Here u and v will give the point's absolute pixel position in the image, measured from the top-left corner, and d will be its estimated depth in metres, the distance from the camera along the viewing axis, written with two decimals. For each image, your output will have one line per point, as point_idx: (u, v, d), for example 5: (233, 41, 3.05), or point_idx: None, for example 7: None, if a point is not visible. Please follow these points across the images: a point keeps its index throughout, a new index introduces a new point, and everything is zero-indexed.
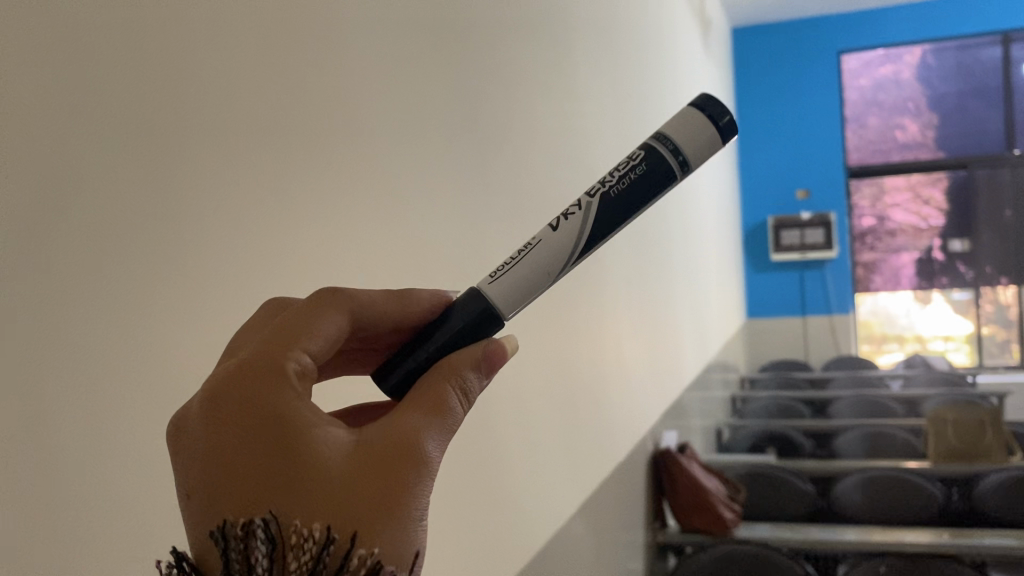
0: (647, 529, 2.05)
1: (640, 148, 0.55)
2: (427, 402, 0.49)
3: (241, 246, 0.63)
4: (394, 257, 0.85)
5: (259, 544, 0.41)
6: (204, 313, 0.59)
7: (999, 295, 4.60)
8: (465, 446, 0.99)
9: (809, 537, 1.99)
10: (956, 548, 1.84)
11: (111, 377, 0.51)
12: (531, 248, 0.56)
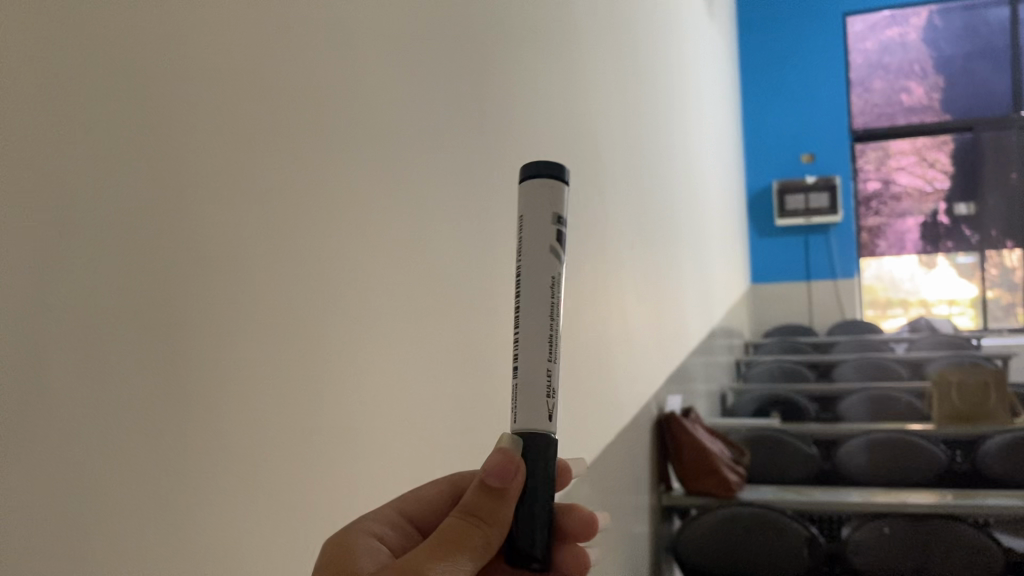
0: (650, 492, 2.05)
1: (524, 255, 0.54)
2: (444, 529, 0.50)
3: (296, 241, 0.61)
4: (421, 244, 0.84)
5: None
6: (260, 280, 0.57)
7: (1004, 258, 4.55)
8: (484, 411, 0.98)
9: (813, 500, 2.00)
10: (962, 509, 1.85)
11: (177, 348, 0.48)
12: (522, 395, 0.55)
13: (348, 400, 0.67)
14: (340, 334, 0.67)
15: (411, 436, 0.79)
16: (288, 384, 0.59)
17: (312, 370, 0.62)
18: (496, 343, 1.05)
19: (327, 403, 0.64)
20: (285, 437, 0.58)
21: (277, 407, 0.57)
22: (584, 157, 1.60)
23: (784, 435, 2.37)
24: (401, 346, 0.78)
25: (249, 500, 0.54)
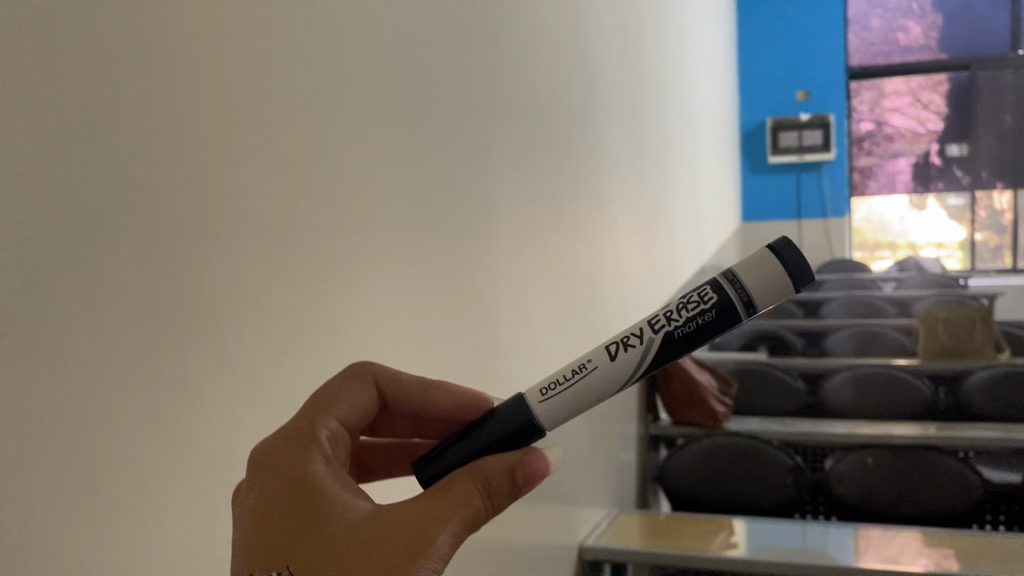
0: (638, 422, 2.09)
1: (713, 292, 0.55)
2: (446, 494, 0.54)
3: (211, 176, 0.65)
4: (361, 172, 0.87)
5: None
6: (155, 196, 0.59)
7: (994, 200, 4.41)
8: (437, 334, 1.02)
9: (796, 431, 2.04)
10: (941, 440, 1.89)
11: (51, 252, 0.51)
12: (588, 371, 0.58)
13: (261, 312, 0.71)
14: (259, 259, 0.71)
15: (347, 353, 0.83)
16: (200, 308, 0.64)
17: (222, 294, 0.66)
18: (456, 266, 1.08)
19: (233, 315, 0.67)
20: (193, 359, 0.63)
21: (196, 323, 0.63)
22: (576, 89, 1.59)
23: (771, 369, 2.39)
24: (336, 265, 0.82)
25: (139, 401, 0.58)
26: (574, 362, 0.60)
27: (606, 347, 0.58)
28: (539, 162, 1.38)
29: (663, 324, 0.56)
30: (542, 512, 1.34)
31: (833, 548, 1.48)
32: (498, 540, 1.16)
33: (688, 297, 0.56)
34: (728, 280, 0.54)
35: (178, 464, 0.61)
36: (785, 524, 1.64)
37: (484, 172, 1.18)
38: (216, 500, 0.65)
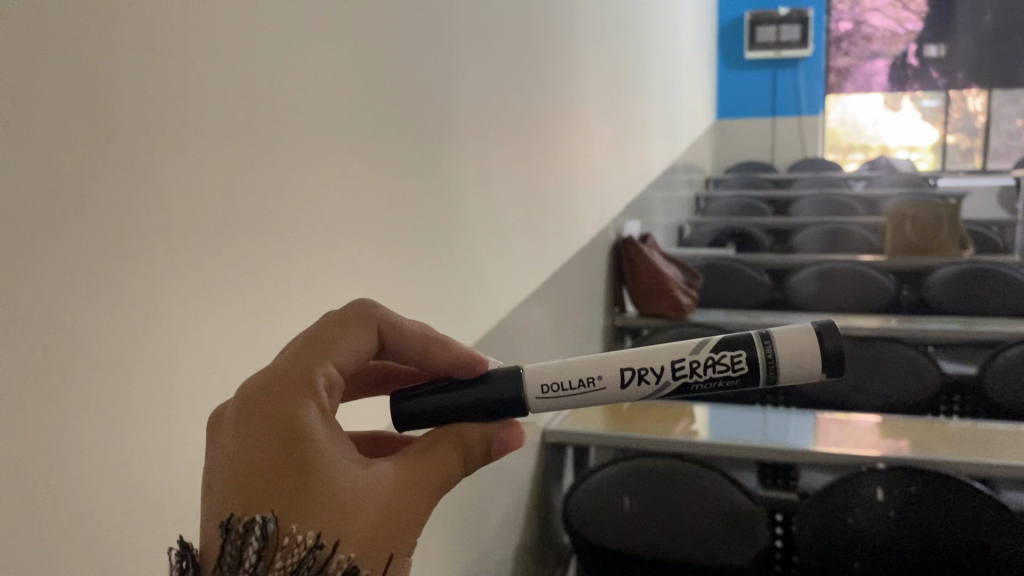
0: (605, 313, 2.07)
1: (747, 362, 0.52)
2: (427, 455, 0.51)
3: (146, 32, 0.58)
4: (317, 40, 0.80)
5: (253, 542, 0.44)
6: (88, 61, 0.53)
7: (967, 102, 4.64)
8: (400, 218, 0.98)
9: (760, 322, 2.05)
10: (898, 332, 1.92)
11: None
12: (592, 390, 0.54)
13: (212, 195, 0.65)
14: (213, 132, 0.65)
15: (306, 235, 0.78)
16: (146, 189, 0.58)
17: (171, 163, 0.61)
18: (419, 148, 1.02)
19: (183, 197, 0.62)
20: (146, 238, 0.58)
21: (142, 205, 0.58)
22: None
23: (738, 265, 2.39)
24: (291, 143, 0.76)
25: (77, 287, 0.52)
26: (581, 369, 0.54)
27: (620, 372, 0.53)
28: (504, 39, 1.31)
29: (687, 373, 0.53)
30: None
31: (789, 434, 1.50)
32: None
33: (718, 355, 0.53)
34: (762, 345, 0.52)
35: (134, 348, 0.57)
36: (740, 411, 1.66)
37: (445, 45, 1.10)
38: (171, 394, 0.61)
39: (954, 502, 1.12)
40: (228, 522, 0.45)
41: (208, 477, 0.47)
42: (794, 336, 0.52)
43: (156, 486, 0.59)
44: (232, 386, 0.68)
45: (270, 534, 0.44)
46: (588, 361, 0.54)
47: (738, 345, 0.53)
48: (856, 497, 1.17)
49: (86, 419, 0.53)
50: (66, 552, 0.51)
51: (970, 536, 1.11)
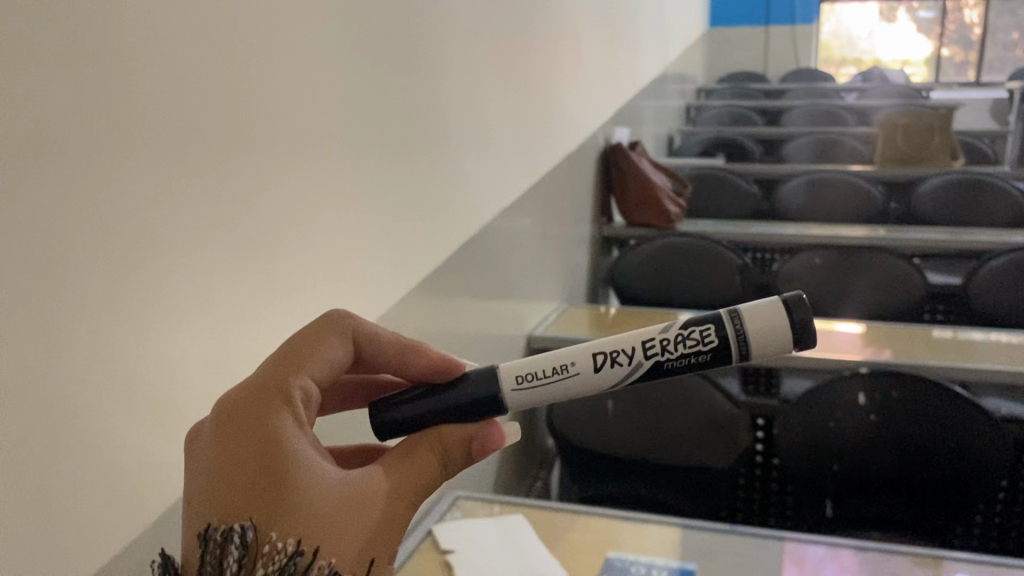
0: (592, 222, 2.06)
1: (716, 335, 0.50)
2: (408, 458, 0.49)
3: None
4: None
5: (233, 549, 0.43)
6: None
7: (965, 14, 4.54)
8: (397, 118, 0.95)
9: (749, 231, 2.05)
10: (886, 241, 1.92)
11: None
12: (567, 376, 0.51)
13: (205, 89, 0.62)
14: (205, 21, 0.62)
15: (303, 135, 0.75)
16: (136, 81, 0.55)
17: (162, 54, 0.57)
18: (414, 44, 0.99)
19: (174, 91, 0.59)
20: (139, 136, 0.56)
21: (132, 98, 0.55)
22: None
23: (727, 174, 2.37)
24: (287, 37, 0.72)
25: (67, 180, 0.50)
26: (553, 357, 0.52)
27: (591, 357, 0.51)
28: None
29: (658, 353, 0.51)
30: (493, 311, 1.33)
31: None
32: (452, 335, 1.13)
33: (687, 331, 0.51)
34: (730, 317, 0.50)
35: (132, 252, 0.55)
36: None
37: None
38: (170, 300, 0.59)
39: (937, 404, 1.14)
40: (206, 531, 0.43)
41: (187, 493, 0.46)
42: (761, 308, 0.50)
43: (152, 396, 0.58)
44: (227, 290, 0.66)
45: (251, 541, 0.43)
46: (561, 349, 0.52)
47: (706, 321, 0.51)
48: (836, 399, 1.18)
49: (76, 330, 0.51)
50: (59, 459, 0.50)
51: (947, 435, 1.13)
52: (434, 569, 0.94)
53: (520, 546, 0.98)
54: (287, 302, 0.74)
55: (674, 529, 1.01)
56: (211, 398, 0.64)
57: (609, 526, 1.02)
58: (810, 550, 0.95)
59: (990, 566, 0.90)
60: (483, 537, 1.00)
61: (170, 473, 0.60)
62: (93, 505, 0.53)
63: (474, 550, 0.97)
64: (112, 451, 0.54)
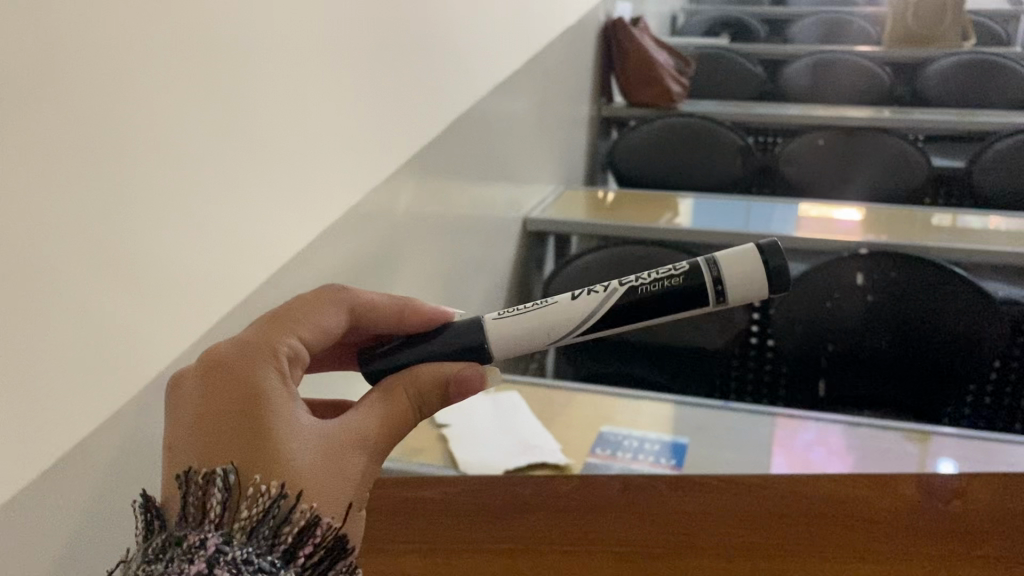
0: (591, 102, 2.01)
1: (688, 264, 0.48)
2: (387, 408, 0.47)
3: None
4: None
5: (215, 492, 0.40)
6: None
7: None
8: None
9: (751, 113, 2.00)
10: (892, 124, 1.88)
11: None
12: (544, 304, 0.49)
13: None
14: None
15: None
16: None
17: None
18: None
19: None
20: None
21: None
22: None
23: None
24: None
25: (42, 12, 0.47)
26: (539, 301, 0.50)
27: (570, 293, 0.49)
28: None
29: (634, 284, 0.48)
30: (489, 189, 1.31)
31: (773, 221, 1.50)
32: (447, 213, 1.11)
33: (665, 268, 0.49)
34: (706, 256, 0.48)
35: (114, 102, 0.52)
36: (724, 201, 1.64)
37: None
38: (158, 159, 0.56)
39: (938, 285, 1.13)
40: (186, 474, 0.41)
41: (168, 441, 0.44)
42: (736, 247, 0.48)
43: (145, 260, 0.56)
44: (219, 153, 0.63)
45: (234, 484, 0.40)
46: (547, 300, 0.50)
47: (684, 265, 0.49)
48: (836, 281, 1.17)
49: (61, 180, 0.49)
50: (46, 330, 0.48)
51: (946, 314, 1.13)
52: (430, 444, 0.95)
53: (515, 422, 0.98)
54: (282, 172, 0.71)
55: (668, 406, 1.01)
56: (208, 267, 0.62)
57: (603, 402, 1.03)
58: (804, 426, 0.95)
59: (979, 440, 0.91)
60: (479, 414, 1.00)
61: (168, 341, 0.58)
62: (89, 379, 0.51)
63: (469, 426, 0.98)
64: (104, 323, 0.52)
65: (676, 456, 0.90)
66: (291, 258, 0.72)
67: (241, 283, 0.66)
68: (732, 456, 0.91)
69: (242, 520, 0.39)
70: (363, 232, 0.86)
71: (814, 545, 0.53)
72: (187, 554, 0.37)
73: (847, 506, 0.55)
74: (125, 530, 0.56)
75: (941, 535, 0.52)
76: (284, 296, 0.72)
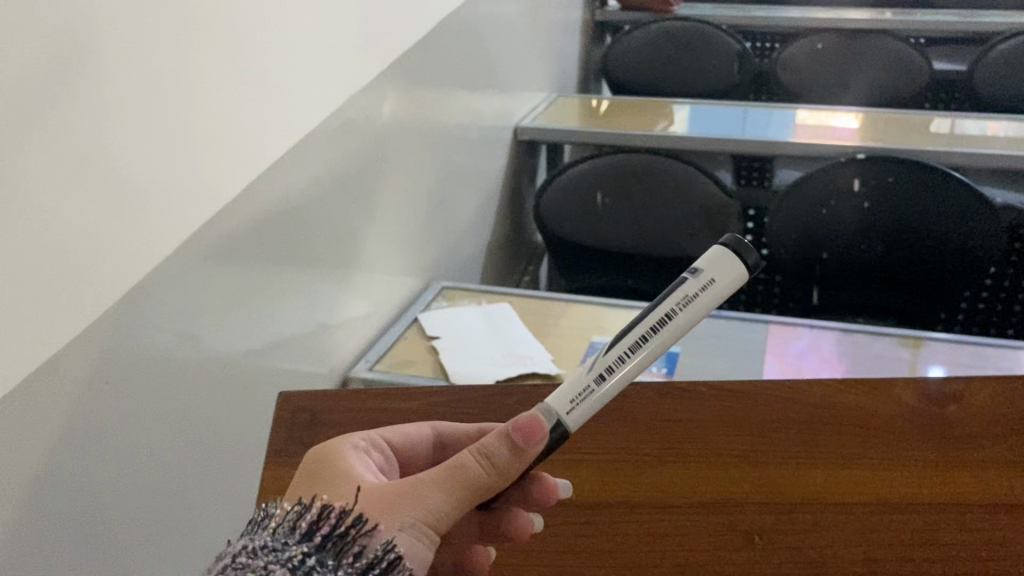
0: (585, 6, 1.95)
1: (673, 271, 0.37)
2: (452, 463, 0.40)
3: None
4: None
5: (262, 521, 0.37)
6: None
7: None
8: None
9: (749, 15, 1.94)
10: (895, 25, 1.82)
11: None
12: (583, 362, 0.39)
13: None
14: None
15: None
16: None
17: None
18: None
19: None
20: None
21: None
22: None
23: None
24: None
25: None
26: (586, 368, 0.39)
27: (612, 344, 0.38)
28: None
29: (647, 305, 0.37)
30: (478, 97, 1.27)
31: (771, 128, 1.47)
32: (435, 122, 1.08)
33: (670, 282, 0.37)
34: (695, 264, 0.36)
35: None
36: (720, 108, 1.61)
37: None
38: (130, 56, 0.53)
39: (938, 191, 1.10)
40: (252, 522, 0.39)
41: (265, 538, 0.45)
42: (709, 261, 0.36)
43: (120, 163, 0.53)
44: (197, 51, 0.59)
45: (276, 512, 0.37)
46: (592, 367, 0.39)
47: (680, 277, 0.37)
48: (832, 188, 1.15)
49: (23, 74, 0.46)
50: (10, 239, 0.46)
51: (943, 219, 1.11)
52: (420, 355, 0.94)
53: (506, 333, 0.98)
54: (263, 74, 0.68)
55: None
56: (188, 173, 0.59)
57: (598, 314, 1.02)
58: (796, 333, 0.95)
59: (968, 346, 0.91)
60: (470, 325, 0.99)
61: (145, 250, 0.56)
62: (62, 294, 0.50)
63: (460, 338, 0.97)
64: (76, 233, 0.50)
65: (669, 365, 0.90)
66: (272, 166, 0.70)
67: (222, 188, 0.63)
68: (724, 363, 0.91)
69: (283, 534, 0.35)
70: (347, 141, 0.83)
71: (804, 449, 0.52)
72: (276, 569, 0.33)
73: (818, 412, 0.54)
74: (114, 449, 0.55)
75: (931, 437, 0.52)
76: (266, 205, 0.70)
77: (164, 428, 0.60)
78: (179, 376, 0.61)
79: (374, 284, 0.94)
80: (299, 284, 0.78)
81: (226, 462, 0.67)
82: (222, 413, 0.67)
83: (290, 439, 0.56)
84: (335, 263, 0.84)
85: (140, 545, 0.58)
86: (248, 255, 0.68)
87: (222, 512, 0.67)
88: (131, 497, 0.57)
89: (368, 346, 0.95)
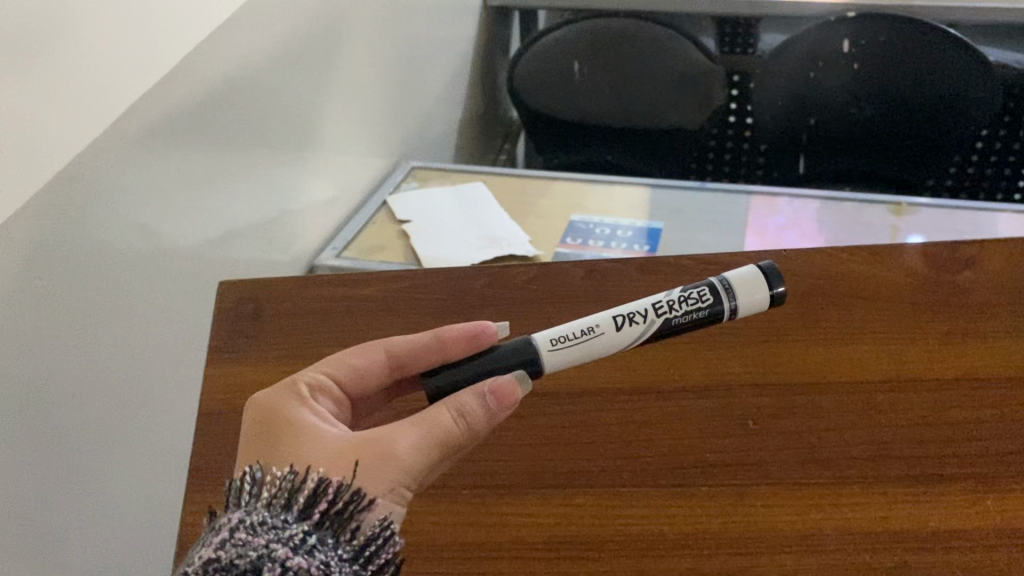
0: None
1: (699, 292, 0.40)
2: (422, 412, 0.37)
3: None
4: None
5: (252, 488, 0.33)
6: None
7: None
8: None
9: None
10: None
11: None
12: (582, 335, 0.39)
13: None
14: None
15: None
16: None
17: None
18: None
19: None
20: None
21: None
22: None
23: None
24: None
25: None
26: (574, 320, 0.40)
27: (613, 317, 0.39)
28: None
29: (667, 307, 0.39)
30: None
31: None
32: None
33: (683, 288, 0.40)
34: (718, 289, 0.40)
35: None
36: None
37: None
38: None
39: (935, 53, 1.04)
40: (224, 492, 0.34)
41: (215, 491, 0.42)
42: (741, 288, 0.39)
43: (32, 34, 0.47)
44: None
45: (270, 480, 0.33)
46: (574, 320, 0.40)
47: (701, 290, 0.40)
48: (822, 49, 1.08)
49: None
50: None
51: (938, 80, 1.05)
52: (388, 239, 0.90)
53: (480, 214, 0.93)
54: None
55: (643, 191, 0.96)
56: (116, 50, 0.53)
57: (574, 191, 0.97)
58: (777, 205, 0.90)
59: (960, 212, 0.87)
60: (442, 208, 0.95)
61: (72, 131, 0.50)
62: None
63: (431, 222, 0.92)
64: None
65: (650, 242, 0.86)
66: (211, 37, 0.63)
67: (154, 61, 0.57)
68: (706, 237, 0.87)
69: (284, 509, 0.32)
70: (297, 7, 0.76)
71: (800, 321, 0.49)
72: (279, 548, 0.30)
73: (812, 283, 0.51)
74: (55, 351, 0.52)
75: (929, 304, 0.49)
76: (208, 81, 0.63)
77: (111, 330, 0.56)
78: (123, 274, 0.57)
79: (337, 164, 0.88)
80: (252, 165, 0.72)
81: (182, 364, 0.64)
82: (176, 311, 0.63)
83: (238, 335, 0.52)
84: (292, 144, 0.78)
85: (94, 454, 0.56)
86: (191, 137, 0.63)
87: (181, 413, 0.65)
88: (76, 401, 0.54)
89: (335, 229, 0.90)
